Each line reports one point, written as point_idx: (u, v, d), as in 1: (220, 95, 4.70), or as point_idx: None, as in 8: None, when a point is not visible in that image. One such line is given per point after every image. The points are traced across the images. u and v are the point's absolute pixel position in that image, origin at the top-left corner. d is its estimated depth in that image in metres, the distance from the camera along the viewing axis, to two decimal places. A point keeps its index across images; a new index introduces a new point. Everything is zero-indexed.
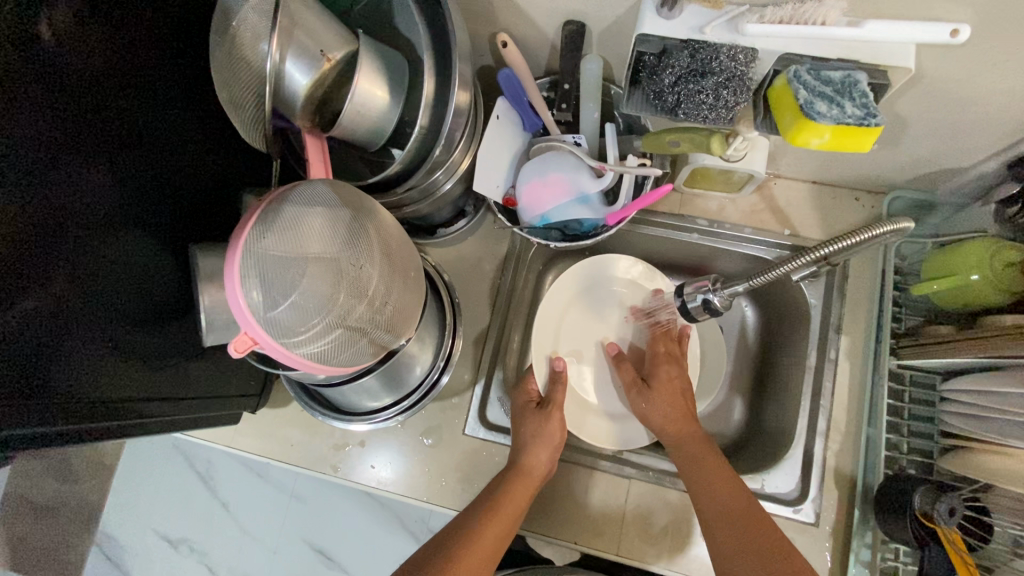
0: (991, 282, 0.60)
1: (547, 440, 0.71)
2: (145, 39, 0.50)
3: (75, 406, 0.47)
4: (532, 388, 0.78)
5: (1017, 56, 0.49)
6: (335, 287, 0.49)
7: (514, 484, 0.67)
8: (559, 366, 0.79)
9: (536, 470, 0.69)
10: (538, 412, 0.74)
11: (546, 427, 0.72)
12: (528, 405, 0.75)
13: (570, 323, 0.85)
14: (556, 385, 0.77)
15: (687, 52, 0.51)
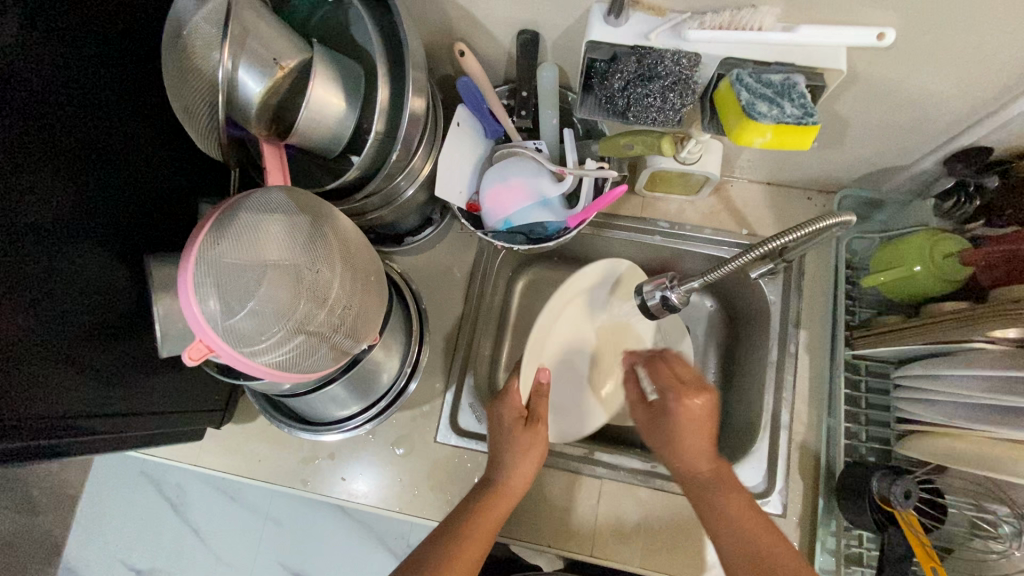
0: (933, 273, 0.62)
1: (532, 453, 0.67)
2: (98, 51, 0.50)
3: (18, 425, 0.45)
4: (516, 402, 0.71)
5: (941, 57, 0.52)
6: (293, 293, 0.49)
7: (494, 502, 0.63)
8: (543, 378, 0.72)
9: (519, 483, 0.65)
10: (527, 429, 0.68)
11: (534, 447, 0.67)
12: (517, 424, 0.69)
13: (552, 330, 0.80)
14: (539, 398, 0.71)
15: (635, 58, 0.53)
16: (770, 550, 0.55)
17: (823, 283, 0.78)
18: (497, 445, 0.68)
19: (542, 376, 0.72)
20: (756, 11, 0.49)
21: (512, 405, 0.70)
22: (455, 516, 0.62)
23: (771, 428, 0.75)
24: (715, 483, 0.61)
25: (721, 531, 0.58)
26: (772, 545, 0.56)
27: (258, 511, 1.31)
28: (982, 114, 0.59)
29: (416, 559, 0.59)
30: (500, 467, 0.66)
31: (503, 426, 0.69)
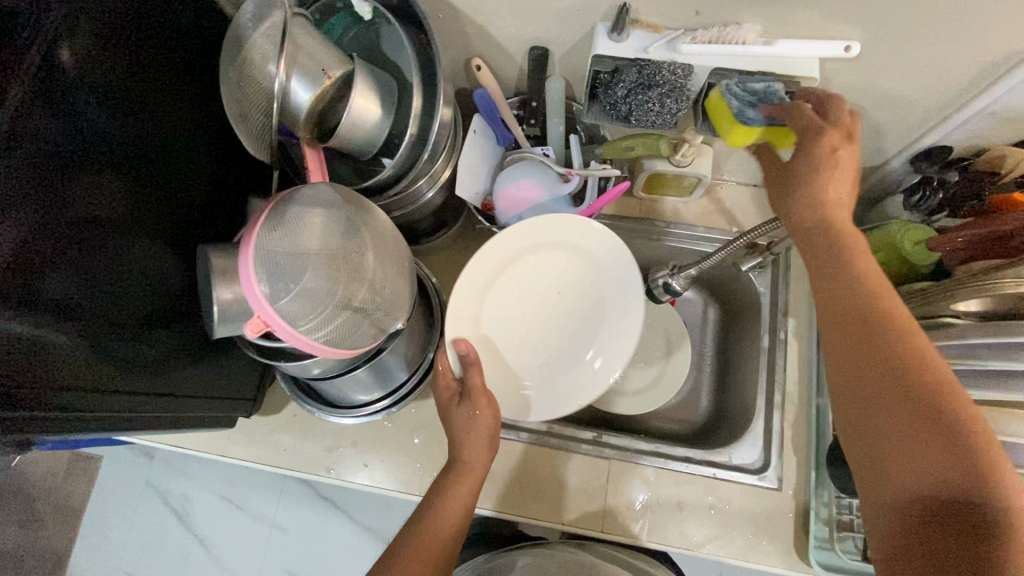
0: (905, 259, 0.69)
1: (482, 429, 0.67)
2: (159, 66, 0.56)
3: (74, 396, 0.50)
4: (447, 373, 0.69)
5: (900, 67, 0.60)
6: (337, 275, 0.55)
7: (457, 479, 0.66)
8: (464, 348, 0.69)
9: (478, 460, 0.66)
10: (463, 404, 0.67)
11: (479, 421, 0.66)
12: (451, 399, 0.68)
13: (499, 300, 0.76)
14: (470, 369, 0.68)
15: (636, 69, 0.59)
16: (927, 364, 0.45)
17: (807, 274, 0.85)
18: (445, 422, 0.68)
19: (462, 345, 0.69)
20: (741, 27, 0.57)
21: (443, 378, 0.69)
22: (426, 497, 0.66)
23: (765, 409, 0.81)
24: (836, 249, 0.50)
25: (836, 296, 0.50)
26: (933, 364, 0.45)
27: (265, 519, 1.33)
28: (940, 117, 0.67)
29: (392, 541, 0.64)
30: (458, 447, 0.67)
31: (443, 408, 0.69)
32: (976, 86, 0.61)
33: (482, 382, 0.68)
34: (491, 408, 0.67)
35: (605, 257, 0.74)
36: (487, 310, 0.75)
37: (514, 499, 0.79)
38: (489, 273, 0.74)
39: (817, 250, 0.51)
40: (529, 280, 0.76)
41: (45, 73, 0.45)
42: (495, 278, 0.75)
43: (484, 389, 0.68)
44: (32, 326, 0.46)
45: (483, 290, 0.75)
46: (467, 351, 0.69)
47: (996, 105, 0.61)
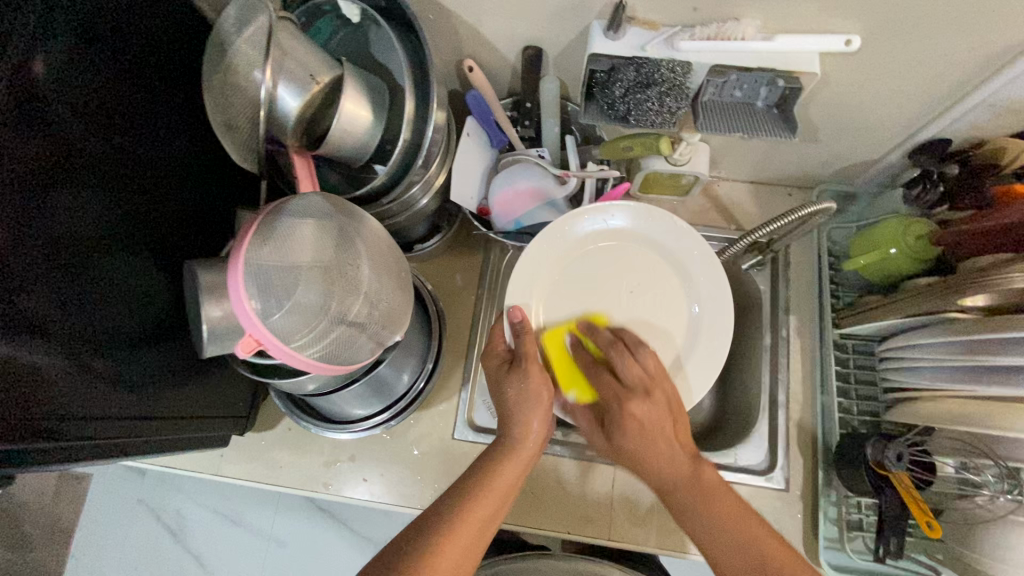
0: (907, 254, 0.69)
1: (539, 399, 0.63)
2: (138, 76, 0.54)
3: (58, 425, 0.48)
4: (500, 344, 0.67)
5: (902, 59, 0.59)
6: (332, 288, 0.53)
7: (507, 458, 0.62)
8: (518, 316, 0.67)
9: (529, 440, 0.63)
10: (513, 371, 0.64)
11: (529, 388, 0.63)
12: (500, 369, 0.66)
13: (568, 282, 0.72)
14: (520, 336, 0.66)
15: (633, 68, 0.58)
16: (751, 546, 0.56)
17: (807, 271, 0.84)
18: (495, 398, 0.65)
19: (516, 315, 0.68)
20: (740, 22, 0.55)
21: (492, 348, 0.67)
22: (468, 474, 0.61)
23: (770, 408, 0.80)
24: (642, 446, 0.60)
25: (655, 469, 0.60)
26: (751, 541, 0.57)
27: (262, 532, 1.30)
28: (940, 109, 0.66)
29: (421, 517, 0.58)
30: (509, 421, 0.63)
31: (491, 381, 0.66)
32: (977, 76, 0.60)
33: (534, 349, 0.65)
34: (545, 377, 0.64)
35: (695, 273, 0.72)
36: (554, 289, 0.72)
37: (518, 509, 0.77)
38: (557, 250, 0.72)
39: (641, 450, 0.60)
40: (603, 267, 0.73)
41: (15, 89, 0.43)
42: (563, 258, 0.72)
43: (534, 355, 0.64)
44: (14, 354, 0.43)
45: (551, 270, 0.72)
46: (522, 319, 0.67)
47: (997, 97, 0.61)
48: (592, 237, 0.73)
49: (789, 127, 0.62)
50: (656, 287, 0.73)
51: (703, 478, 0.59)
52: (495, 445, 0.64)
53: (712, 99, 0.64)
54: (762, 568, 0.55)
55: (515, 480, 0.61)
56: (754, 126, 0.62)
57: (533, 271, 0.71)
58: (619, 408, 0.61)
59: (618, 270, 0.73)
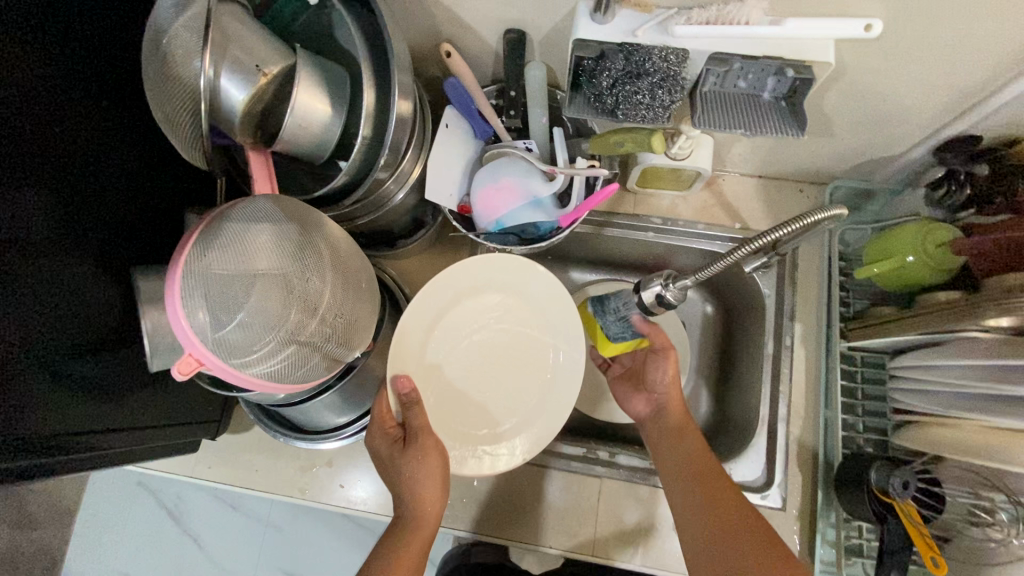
0: (926, 263, 0.63)
1: (433, 477, 0.62)
2: (76, 62, 0.49)
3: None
4: (388, 422, 0.64)
5: (931, 44, 0.52)
6: (284, 304, 0.49)
7: (409, 541, 0.60)
8: (407, 388, 0.65)
9: (430, 514, 0.61)
10: (408, 450, 0.62)
11: (424, 464, 0.62)
12: (393, 447, 0.63)
13: (449, 342, 0.73)
14: (410, 409, 0.64)
15: (622, 55, 0.52)
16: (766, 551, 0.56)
17: (816, 274, 0.78)
18: (389, 478, 0.62)
19: (404, 386, 0.65)
20: (744, 4, 0.48)
21: (381, 427, 0.63)
22: (378, 556, 0.60)
23: (770, 422, 0.75)
24: (719, 483, 0.62)
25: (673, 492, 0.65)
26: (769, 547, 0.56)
27: (258, 517, 1.27)
28: (970, 103, 0.59)
29: None
30: (405, 502, 0.62)
31: (383, 459, 0.63)
32: (1016, 67, 0.53)
33: (424, 424, 0.63)
34: (440, 451, 0.63)
35: (555, 318, 0.74)
36: (436, 351, 0.72)
37: (498, 522, 0.74)
38: (435, 309, 0.71)
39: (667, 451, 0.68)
40: (484, 323, 0.74)
41: None
42: (443, 315, 0.72)
43: (426, 428, 0.63)
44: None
45: (425, 333, 0.71)
46: (412, 390, 0.65)
47: None
48: (474, 291, 0.73)
49: (798, 123, 0.55)
50: (521, 337, 0.74)
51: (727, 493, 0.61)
52: (395, 527, 0.62)
53: (713, 90, 0.57)
54: (768, 546, 0.56)
55: (419, 562, 0.60)
56: (758, 122, 0.55)
57: (415, 340, 0.70)
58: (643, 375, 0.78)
59: (492, 323, 0.74)
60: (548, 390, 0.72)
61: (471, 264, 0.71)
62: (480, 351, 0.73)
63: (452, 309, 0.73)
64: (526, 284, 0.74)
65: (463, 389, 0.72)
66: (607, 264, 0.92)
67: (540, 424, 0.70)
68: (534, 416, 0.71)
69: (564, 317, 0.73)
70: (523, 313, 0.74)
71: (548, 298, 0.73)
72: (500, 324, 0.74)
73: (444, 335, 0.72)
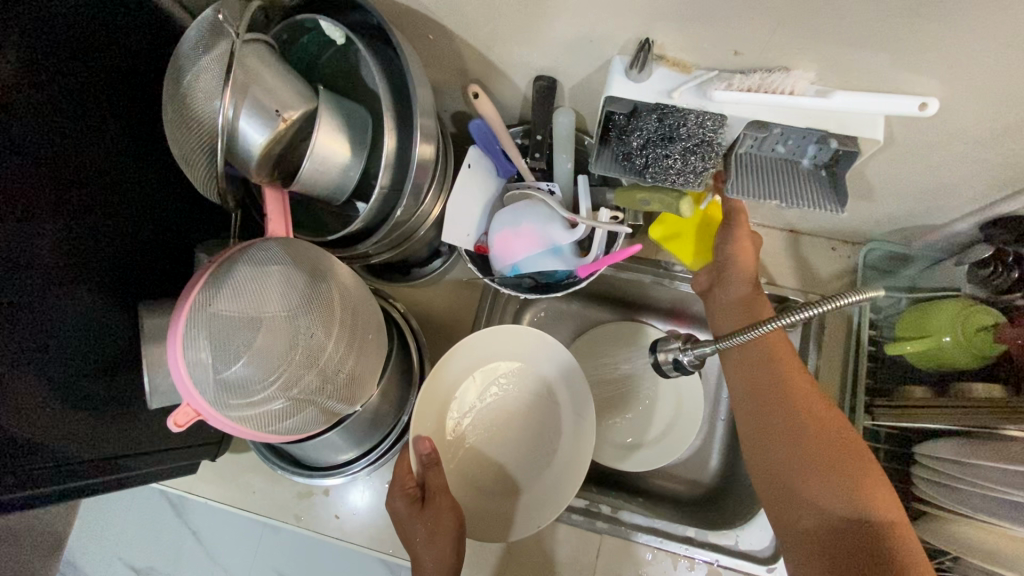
0: (962, 346, 0.59)
1: (446, 541, 0.61)
2: (97, 90, 0.49)
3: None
4: (408, 481, 0.64)
5: (989, 124, 0.49)
6: (286, 354, 0.48)
7: None
8: (426, 448, 0.65)
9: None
10: (426, 511, 0.62)
11: (441, 527, 0.61)
12: (411, 509, 0.62)
13: (463, 416, 0.73)
14: (430, 469, 0.63)
15: (656, 116, 0.50)
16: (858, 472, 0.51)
17: (842, 339, 0.74)
18: (407, 542, 0.62)
19: (424, 447, 0.65)
20: (789, 74, 0.47)
21: (401, 485, 0.64)
22: None
23: None
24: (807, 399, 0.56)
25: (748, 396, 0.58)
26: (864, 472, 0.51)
27: None
28: None
29: None
30: (422, 563, 0.61)
31: (401, 520, 0.63)
32: None
33: (443, 485, 0.63)
34: (456, 512, 0.62)
35: (557, 375, 0.74)
36: (451, 424, 0.72)
37: (494, 567, 0.73)
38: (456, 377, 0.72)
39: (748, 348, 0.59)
40: (501, 391, 0.74)
41: None
42: (462, 382, 0.73)
43: (446, 488, 0.63)
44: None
45: (440, 406, 0.71)
46: (432, 450, 0.64)
47: None
48: (488, 358, 0.74)
49: (838, 197, 0.52)
50: (530, 400, 0.74)
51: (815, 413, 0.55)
52: None
53: (749, 152, 0.55)
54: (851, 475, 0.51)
55: None
56: (796, 192, 0.53)
57: (436, 411, 0.70)
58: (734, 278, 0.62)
59: (508, 389, 0.74)
60: (566, 449, 0.72)
61: (497, 340, 0.72)
62: (495, 418, 0.74)
63: (468, 379, 0.73)
64: (534, 348, 0.74)
65: (483, 453, 0.73)
66: (625, 305, 0.89)
67: (557, 475, 0.71)
68: (547, 475, 0.71)
69: (569, 378, 0.73)
70: (530, 374, 0.75)
71: (552, 358, 0.74)
72: (512, 391, 0.74)
73: (459, 405, 0.73)
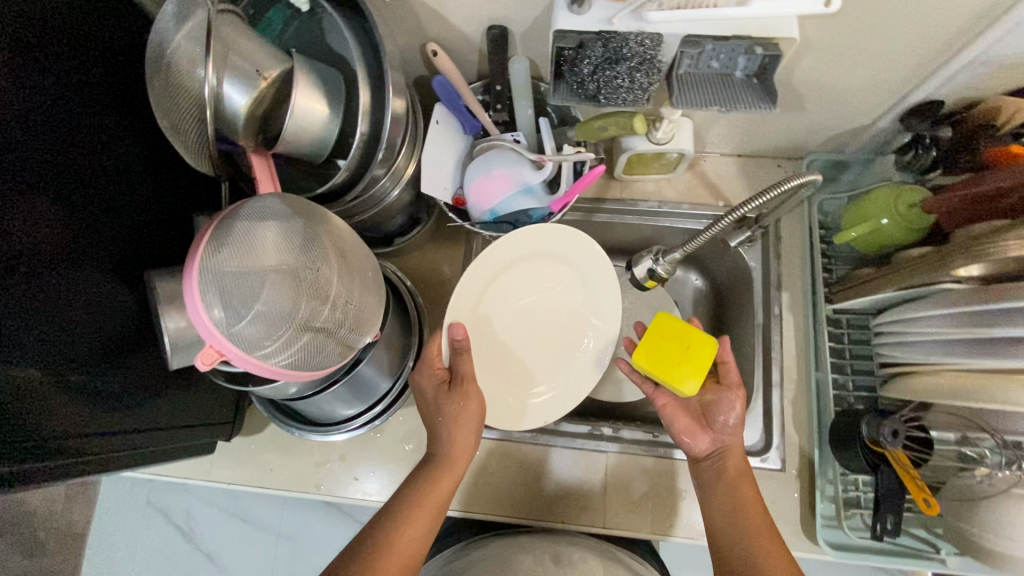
0: (900, 224, 0.67)
1: (469, 419, 0.66)
2: (87, 78, 0.52)
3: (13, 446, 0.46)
4: (437, 364, 0.68)
5: (887, 17, 0.56)
6: (295, 292, 0.51)
7: (441, 473, 0.65)
8: (459, 333, 0.68)
9: (462, 454, 0.67)
10: (453, 392, 0.67)
11: (466, 407, 0.66)
12: (439, 389, 0.67)
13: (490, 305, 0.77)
14: (459, 355, 0.67)
15: (600, 43, 0.55)
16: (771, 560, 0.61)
17: (798, 245, 0.81)
18: (431, 417, 0.67)
19: (456, 334, 0.68)
20: None
21: (429, 365, 0.68)
22: (405, 490, 0.66)
23: (763, 389, 0.78)
24: (730, 490, 0.66)
25: (704, 485, 0.69)
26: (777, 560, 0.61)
27: (269, 525, 1.28)
28: (929, 70, 0.63)
29: (367, 524, 0.64)
30: (441, 438, 0.67)
31: (427, 398, 0.68)
32: (965, 34, 0.57)
33: (471, 372, 0.67)
34: (480, 400, 0.67)
35: (595, 278, 0.78)
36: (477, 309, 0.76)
37: (511, 503, 0.76)
38: (490, 267, 0.75)
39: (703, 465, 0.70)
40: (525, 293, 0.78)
41: None
42: (497, 275, 0.76)
43: (472, 376, 0.67)
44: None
45: (479, 293, 0.75)
46: (464, 337, 0.67)
47: (989, 53, 0.57)
48: (523, 258, 0.77)
49: (770, 98, 0.58)
50: (565, 301, 0.79)
51: (746, 502, 0.65)
52: (431, 458, 0.67)
53: (689, 71, 0.61)
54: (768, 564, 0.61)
55: (445, 495, 0.65)
56: (733, 98, 0.59)
57: (467, 293, 0.74)
58: (725, 403, 0.70)
59: (544, 287, 0.78)
60: (590, 353, 0.78)
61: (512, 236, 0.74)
62: (527, 313, 0.78)
63: (507, 272, 0.77)
64: (573, 253, 0.78)
65: (515, 349, 0.77)
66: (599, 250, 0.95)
67: (580, 376, 0.77)
68: (565, 375, 0.77)
69: (605, 280, 0.78)
70: (571, 274, 0.79)
71: (591, 265, 0.78)
72: (551, 289, 0.79)
73: (498, 296, 0.77)
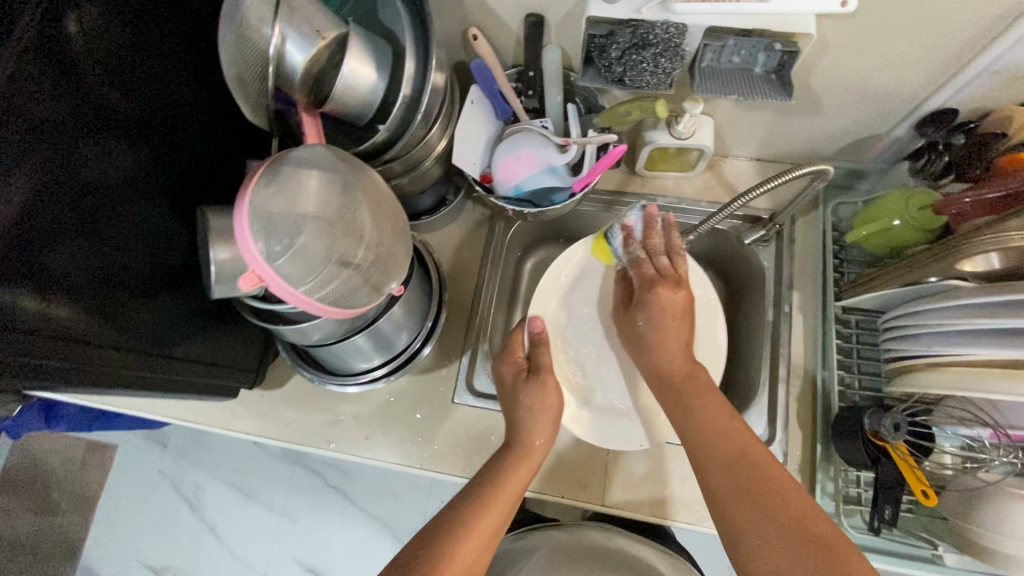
0: (912, 225, 0.69)
1: (547, 407, 0.70)
2: (167, 31, 0.58)
3: (67, 350, 0.51)
4: (516, 355, 0.74)
5: (901, 21, 0.59)
6: (335, 232, 0.55)
7: (516, 466, 0.65)
8: (538, 328, 0.76)
9: (536, 451, 0.67)
10: (530, 380, 0.71)
11: (546, 397, 0.70)
12: (518, 376, 0.72)
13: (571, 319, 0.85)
14: (539, 346, 0.74)
15: (629, 30, 0.60)
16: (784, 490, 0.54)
17: (811, 247, 0.84)
18: (514, 405, 0.70)
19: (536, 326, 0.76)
20: None
21: (511, 356, 0.74)
22: (480, 479, 0.64)
23: (770, 383, 0.79)
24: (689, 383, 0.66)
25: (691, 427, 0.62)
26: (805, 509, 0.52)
27: (273, 505, 1.30)
28: (943, 78, 0.66)
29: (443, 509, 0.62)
30: (521, 429, 0.68)
31: (506, 384, 0.73)
32: (978, 43, 0.60)
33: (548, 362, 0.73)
34: (556, 392, 0.72)
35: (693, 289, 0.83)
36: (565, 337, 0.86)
37: None
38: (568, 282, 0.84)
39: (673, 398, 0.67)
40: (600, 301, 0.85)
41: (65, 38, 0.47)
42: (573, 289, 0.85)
43: (549, 368, 0.73)
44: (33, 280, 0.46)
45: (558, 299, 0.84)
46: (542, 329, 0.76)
47: (1001, 62, 0.60)
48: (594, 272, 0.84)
49: (785, 91, 0.62)
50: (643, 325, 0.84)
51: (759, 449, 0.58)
52: (504, 452, 0.67)
53: (711, 65, 0.65)
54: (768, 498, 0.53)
55: (523, 486, 0.65)
56: (750, 90, 0.63)
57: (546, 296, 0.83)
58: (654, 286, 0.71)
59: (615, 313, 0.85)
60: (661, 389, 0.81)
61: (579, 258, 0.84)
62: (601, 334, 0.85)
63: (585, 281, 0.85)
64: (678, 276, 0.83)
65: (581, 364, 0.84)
66: None
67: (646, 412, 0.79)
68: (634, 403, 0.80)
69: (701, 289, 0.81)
70: None
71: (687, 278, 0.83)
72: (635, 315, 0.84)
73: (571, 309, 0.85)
